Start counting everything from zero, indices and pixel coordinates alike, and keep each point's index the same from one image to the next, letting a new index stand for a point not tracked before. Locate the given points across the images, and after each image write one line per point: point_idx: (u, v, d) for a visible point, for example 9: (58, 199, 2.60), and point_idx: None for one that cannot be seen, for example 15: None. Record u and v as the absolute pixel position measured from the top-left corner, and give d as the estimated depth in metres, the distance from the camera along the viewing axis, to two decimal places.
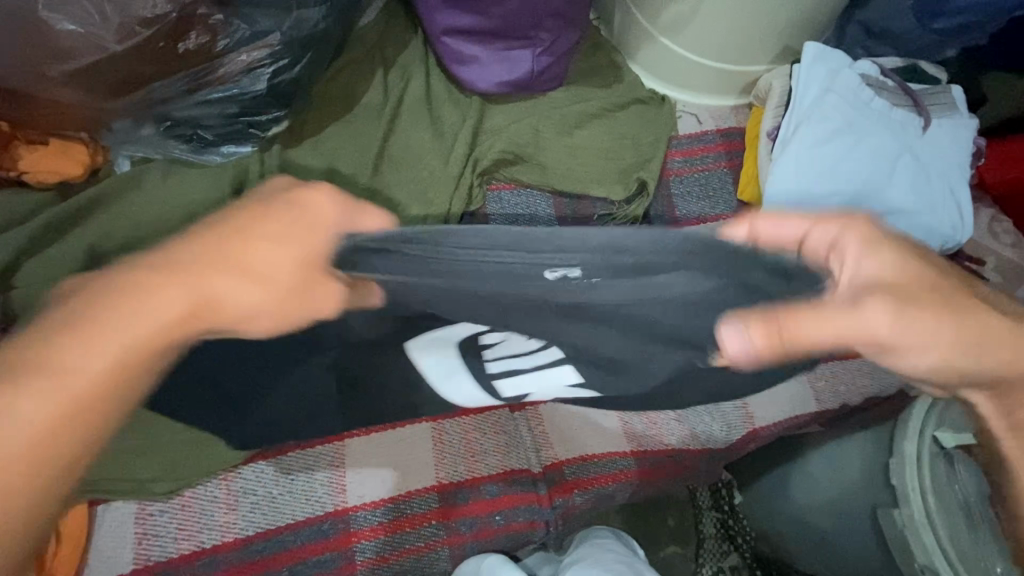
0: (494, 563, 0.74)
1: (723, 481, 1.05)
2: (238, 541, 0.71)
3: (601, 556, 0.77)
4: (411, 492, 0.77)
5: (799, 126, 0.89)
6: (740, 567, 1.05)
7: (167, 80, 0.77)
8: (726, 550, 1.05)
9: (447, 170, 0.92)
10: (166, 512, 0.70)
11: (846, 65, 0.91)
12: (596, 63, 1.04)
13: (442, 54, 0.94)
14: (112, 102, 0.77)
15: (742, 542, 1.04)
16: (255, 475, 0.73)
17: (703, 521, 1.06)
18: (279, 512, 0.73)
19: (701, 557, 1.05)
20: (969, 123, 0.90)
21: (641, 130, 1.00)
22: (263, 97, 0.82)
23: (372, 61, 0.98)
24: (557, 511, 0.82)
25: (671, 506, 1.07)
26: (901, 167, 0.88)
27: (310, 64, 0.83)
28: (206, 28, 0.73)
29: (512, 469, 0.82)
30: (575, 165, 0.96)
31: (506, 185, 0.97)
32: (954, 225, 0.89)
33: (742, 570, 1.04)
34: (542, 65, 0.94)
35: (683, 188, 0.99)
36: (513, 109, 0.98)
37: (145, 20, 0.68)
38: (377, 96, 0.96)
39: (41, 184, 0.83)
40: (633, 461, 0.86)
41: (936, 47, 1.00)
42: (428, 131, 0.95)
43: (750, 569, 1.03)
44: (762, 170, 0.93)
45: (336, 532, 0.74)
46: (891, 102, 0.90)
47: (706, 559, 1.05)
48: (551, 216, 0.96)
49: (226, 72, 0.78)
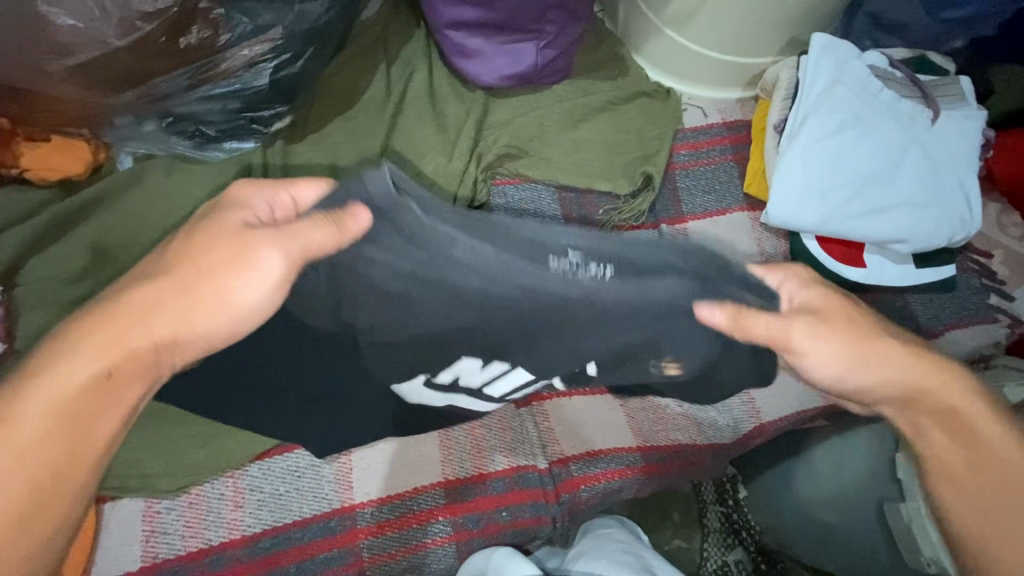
0: (502, 556, 0.73)
1: (727, 475, 1.05)
2: (245, 538, 0.71)
3: (608, 548, 0.76)
4: (419, 487, 0.77)
5: (807, 118, 0.88)
6: (745, 562, 1.03)
7: (169, 75, 0.76)
8: (731, 544, 1.04)
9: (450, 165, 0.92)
10: (173, 510, 0.70)
11: (855, 56, 0.90)
12: (601, 56, 1.03)
13: (445, 48, 0.93)
14: (114, 97, 0.77)
15: (747, 536, 1.04)
16: (261, 472, 0.73)
17: (708, 514, 1.05)
18: (286, 509, 0.73)
19: (706, 551, 1.03)
20: (979, 114, 0.89)
21: (646, 123, 0.99)
22: (265, 92, 0.81)
23: (374, 55, 0.97)
24: (564, 507, 0.82)
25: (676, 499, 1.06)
26: (910, 159, 0.87)
27: (313, 58, 0.82)
28: (208, 22, 0.72)
29: (518, 464, 0.81)
30: (580, 159, 0.95)
31: (511, 179, 0.96)
32: (963, 218, 0.88)
33: (747, 565, 1.02)
34: (546, 58, 0.93)
35: (689, 181, 0.98)
36: (517, 104, 0.97)
37: (146, 14, 0.67)
38: (379, 90, 0.95)
39: (42, 182, 0.83)
40: (639, 457, 0.86)
41: (944, 38, 0.99)
42: (431, 125, 0.95)
43: (755, 564, 1.02)
44: (769, 162, 0.92)
45: (343, 529, 0.74)
46: (900, 93, 0.89)
47: (711, 553, 1.03)
48: (556, 210, 0.95)
49: (228, 67, 0.77)
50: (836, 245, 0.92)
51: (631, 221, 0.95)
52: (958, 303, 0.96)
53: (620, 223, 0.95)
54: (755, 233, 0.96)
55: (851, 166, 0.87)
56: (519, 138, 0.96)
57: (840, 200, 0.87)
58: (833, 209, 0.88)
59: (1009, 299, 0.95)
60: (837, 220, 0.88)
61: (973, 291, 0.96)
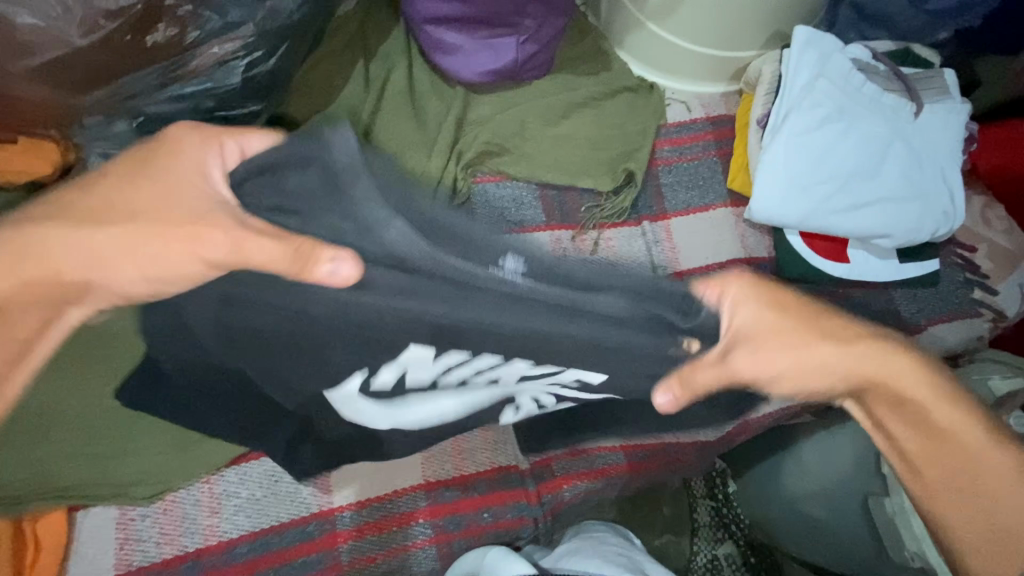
0: (499, 555, 0.70)
1: (716, 469, 1.04)
2: (221, 544, 0.70)
3: (601, 549, 0.73)
4: (399, 490, 0.77)
5: (790, 113, 0.87)
6: (734, 555, 1.01)
7: (137, 74, 0.74)
8: (721, 538, 1.02)
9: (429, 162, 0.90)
10: (148, 517, 0.69)
11: (838, 48, 0.89)
12: (584, 51, 1.01)
13: (424, 43, 0.92)
14: (81, 97, 0.75)
15: (736, 530, 1.02)
16: (238, 478, 0.72)
17: (698, 509, 1.03)
18: (264, 514, 0.72)
19: (696, 546, 1.01)
20: (962, 108, 0.88)
21: (629, 119, 0.98)
22: (238, 90, 0.80)
23: (352, 52, 0.95)
24: (545, 507, 0.82)
25: (665, 495, 1.04)
26: (893, 153, 0.87)
27: (286, 55, 0.81)
28: (175, 20, 0.70)
29: (499, 465, 0.81)
30: (561, 156, 0.94)
31: (492, 177, 0.94)
32: (946, 213, 0.88)
33: (736, 559, 1.01)
34: (526, 53, 0.91)
35: (672, 177, 0.97)
36: (498, 100, 0.96)
37: (110, 12, 0.66)
38: (357, 87, 0.94)
39: (9, 184, 0.81)
40: (622, 456, 0.86)
41: (929, 30, 0.97)
42: (410, 122, 0.93)
43: (744, 557, 1.01)
44: (753, 158, 0.91)
45: (321, 533, 0.73)
46: (883, 87, 0.88)
47: (700, 548, 1.01)
48: (538, 208, 0.94)
49: (198, 66, 0.76)
50: (819, 241, 0.92)
51: (613, 219, 0.94)
52: (942, 298, 0.96)
53: (602, 221, 0.94)
54: (738, 229, 0.96)
55: (835, 161, 0.86)
56: (500, 134, 0.94)
57: (823, 195, 0.87)
58: (817, 204, 0.87)
59: (994, 294, 0.95)
60: (820, 216, 0.87)
61: (957, 286, 0.96)
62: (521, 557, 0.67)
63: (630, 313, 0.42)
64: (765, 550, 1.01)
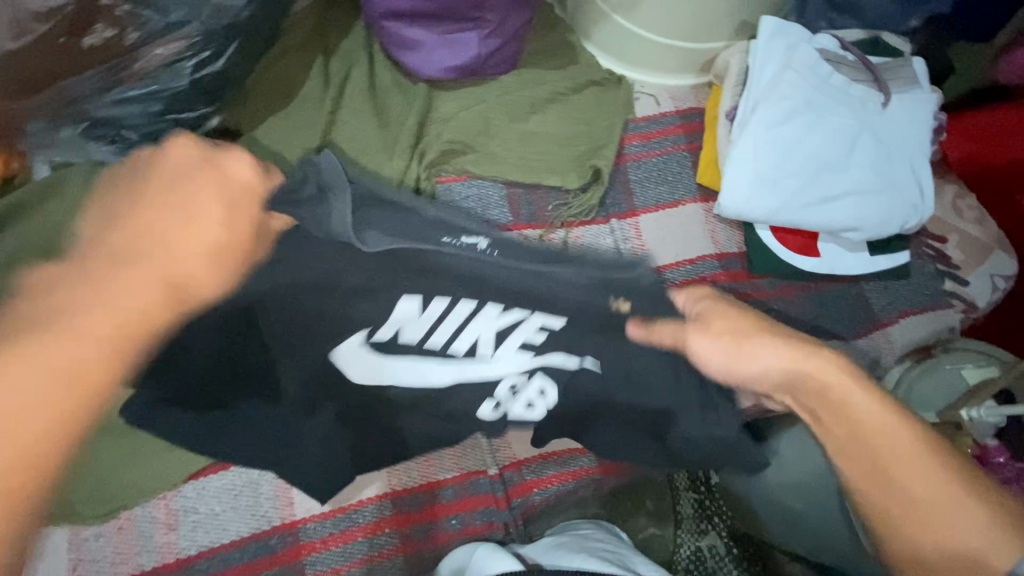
0: (485, 554, 0.70)
1: None
2: (180, 561, 0.69)
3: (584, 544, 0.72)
4: (364, 499, 0.76)
5: (756, 105, 0.86)
6: (717, 546, 1.01)
7: (79, 77, 0.71)
8: (704, 529, 1.02)
9: (390, 162, 0.88)
10: (101, 537, 0.68)
11: (804, 39, 0.87)
12: (551, 44, 0.99)
13: (385, 40, 0.89)
14: (20, 102, 0.72)
15: (718, 521, 1.03)
16: (195, 493, 0.70)
17: (681, 502, 1.02)
18: (224, 529, 0.71)
19: (680, 538, 1.00)
20: (929, 97, 0.87)
21: (596, 114, 0.96)
22: (188, 92, 0.78)
23: (311, 49, 0.92)
24: (515, 511, 0.81)
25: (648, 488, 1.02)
26: (861, 145, 0.85)
27: (237, 54, 0.79)
28: (113, 19, 0.67)
29: (467, 471, 0.80)
30: (529, 153, 0.92)
31: (456, 177, 0.92)
32: (915, 204, 0.87)
33: (720, 550, 1.01)
34: (489, 48, 0.89)
35: (642, 173, 0.96)
36: (464, 96, 0.94)
37: (40, 14, 0.63)
38: (317, 86, 0.91)
39: None
40: (593, 458, 0.85)
41: (899, 17, 0.96)
42: (373, 121, 0.91)
43: (728, 548, 1.01)
44: (721, 153, 0.90)
45: (284, 546, 0.72)
46: (851, 77, 0.87)
47: (684, 540, 1.00)
48: (505, 207, 0.91)
49: (143, 67, 0.73)
50: (788, 235, 0.91)
51: (581, 216, 0.93)
52: (913, 290, 0.95)
53: (570, 219, 0.92)
54: (708, 225, 0.94)
55: (803, 154, 0.85)
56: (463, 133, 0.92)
57: (791, 189, 0.85)
58: (785, 198, 0.86)
59: (965, 285, 0.94)
60: (789, 210, 0.86)
61: (927, 277, 0.95)
62: (508, 554, 0.68)
63: (583, 280, 0.52)
64: (747, 539, 1.02)
